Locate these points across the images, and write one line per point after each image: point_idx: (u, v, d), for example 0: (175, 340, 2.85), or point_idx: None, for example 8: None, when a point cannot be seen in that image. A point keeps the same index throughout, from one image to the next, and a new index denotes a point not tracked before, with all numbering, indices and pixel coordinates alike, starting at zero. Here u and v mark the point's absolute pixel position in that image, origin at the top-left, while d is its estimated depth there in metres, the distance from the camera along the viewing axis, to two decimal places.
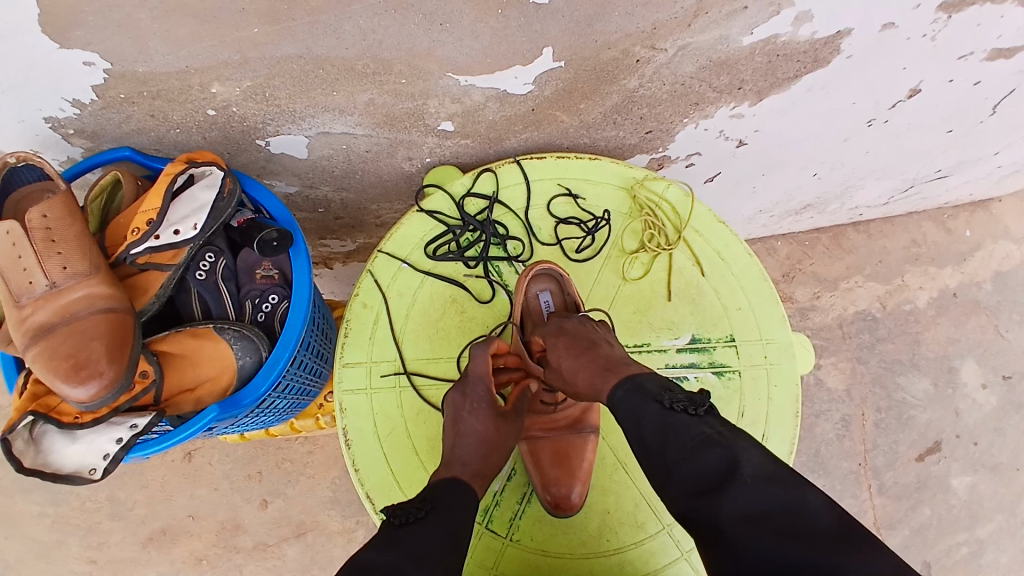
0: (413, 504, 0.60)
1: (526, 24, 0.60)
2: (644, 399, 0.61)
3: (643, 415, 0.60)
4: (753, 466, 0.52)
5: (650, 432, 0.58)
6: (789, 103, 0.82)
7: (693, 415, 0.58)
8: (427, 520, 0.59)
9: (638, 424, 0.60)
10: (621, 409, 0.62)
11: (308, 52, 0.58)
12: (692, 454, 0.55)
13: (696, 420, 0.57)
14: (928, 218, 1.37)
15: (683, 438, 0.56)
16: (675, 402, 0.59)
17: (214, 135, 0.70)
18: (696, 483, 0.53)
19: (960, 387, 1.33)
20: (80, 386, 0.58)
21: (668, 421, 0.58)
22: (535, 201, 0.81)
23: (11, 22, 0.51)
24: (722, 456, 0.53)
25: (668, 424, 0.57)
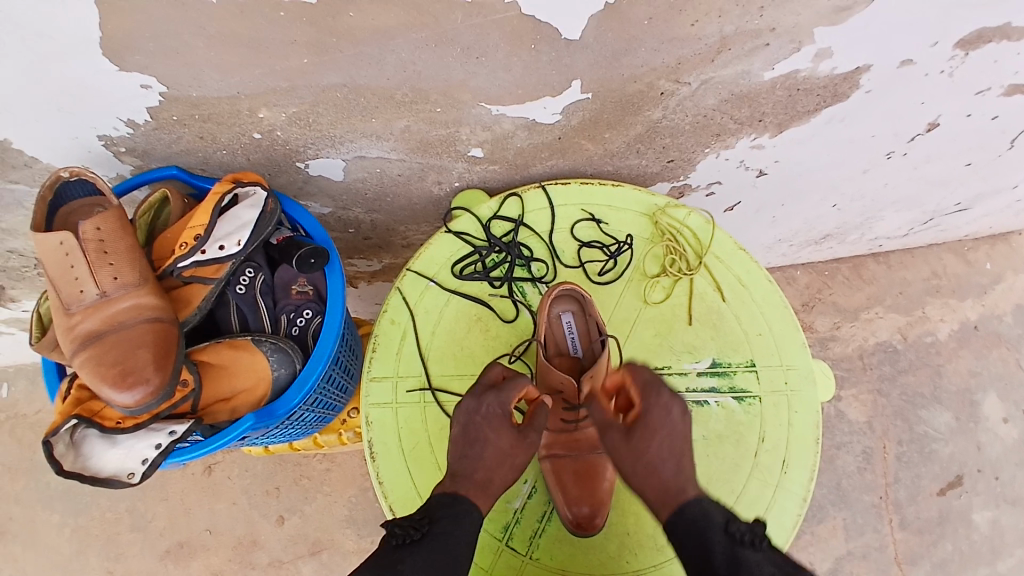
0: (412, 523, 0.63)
1: (556, 59, 0.63)
2: (712, 530, 0.62)
3: (711, 549, 0.61)
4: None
5: (717, 561, 0.59)
6: (809, 134, 0.84)
7: (759, 549, 0.59)
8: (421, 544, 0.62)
9: (705, 559, 0.60)
10: (683, 542, 0.63)
11: (351, 81, 0.62)
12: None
13: (761, 556, 0.59)
14: (948, 250, 1.37)
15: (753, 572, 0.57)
16: (742, 534, 0.60)
17: (258, 157, 0.74)
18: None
19: (982, 421, 1.31)
20: (126, 391, 0.61)
21: (737, 558, 0.59)
22: (559, 225, 0.84)
23: (76, 45, 0.55)
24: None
25: (739, 559, 0.59)
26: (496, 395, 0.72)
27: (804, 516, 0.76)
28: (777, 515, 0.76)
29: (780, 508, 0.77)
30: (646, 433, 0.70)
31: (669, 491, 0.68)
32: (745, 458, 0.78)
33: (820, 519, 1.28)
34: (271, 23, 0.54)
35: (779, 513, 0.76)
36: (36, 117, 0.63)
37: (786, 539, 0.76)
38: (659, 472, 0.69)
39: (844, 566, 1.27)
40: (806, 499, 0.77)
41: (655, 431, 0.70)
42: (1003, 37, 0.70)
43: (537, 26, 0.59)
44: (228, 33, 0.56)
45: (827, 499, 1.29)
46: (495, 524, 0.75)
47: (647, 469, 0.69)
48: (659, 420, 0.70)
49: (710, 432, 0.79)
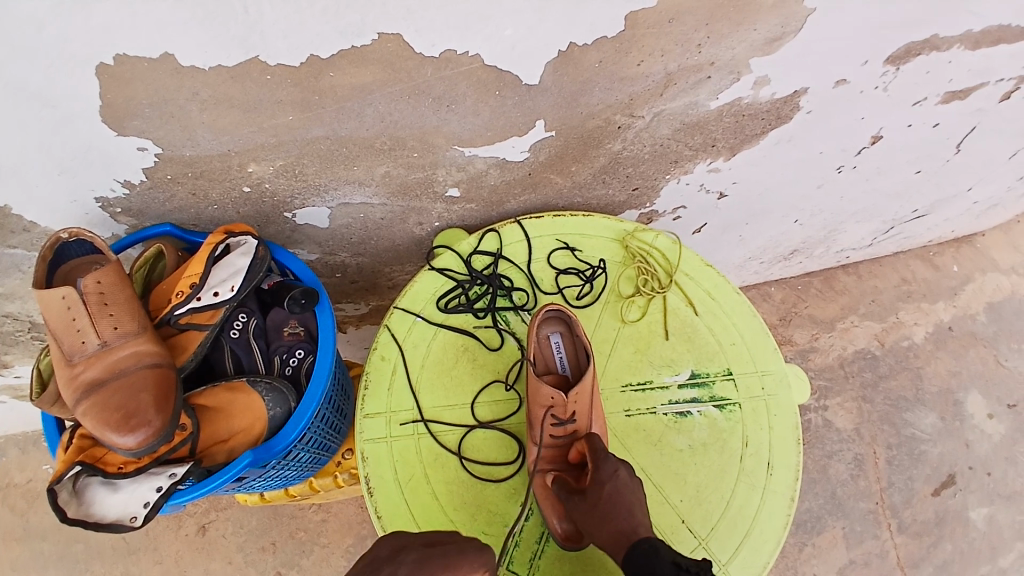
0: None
1: (521, 102, 0.69)
2: (661, 562, 0.66)
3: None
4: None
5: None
6: (762, 154, 0.91)
7: None
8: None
9: None
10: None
11: (334, 133, 0.68)
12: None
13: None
14: (914, 257, 1.44)
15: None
16: (688, 566, 0.65)
17: (247, 210, 0.78)
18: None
19: (966, 419, 1.35)
20: (129, 434, 0.63)
21: None
22: (536, 255, 0.88)
23: (76, 110, 0.60)
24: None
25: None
26: None
27: (792, 516, 0.79)
28: (766, 516, 0.79)
29: (770, 509, 0.79)
30: (598, 487, 0.72)
31: (624, 538, 0.69)
32: (732, 464, 0.81)
33: (819, 529, 1.30)
34: (259, 85, 0.60)
35: (770, 514, 0.79)
36: (38, 182, 0.68)
37: (777, 539, 0.78)
38: (615, 522, 0.70)
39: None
40: (792, 499, 0.80)
41: (606, 483, 0.71)
42: (928, 48, 0.77)
43: (501, 74, 0.65)
44: (219, 96, 0.61)
45: (824, 509, 1.30)
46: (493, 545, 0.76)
47: (603, 518, 0.70)
48: (610, 473, 0.72)
49: (696, 441, 0.82)
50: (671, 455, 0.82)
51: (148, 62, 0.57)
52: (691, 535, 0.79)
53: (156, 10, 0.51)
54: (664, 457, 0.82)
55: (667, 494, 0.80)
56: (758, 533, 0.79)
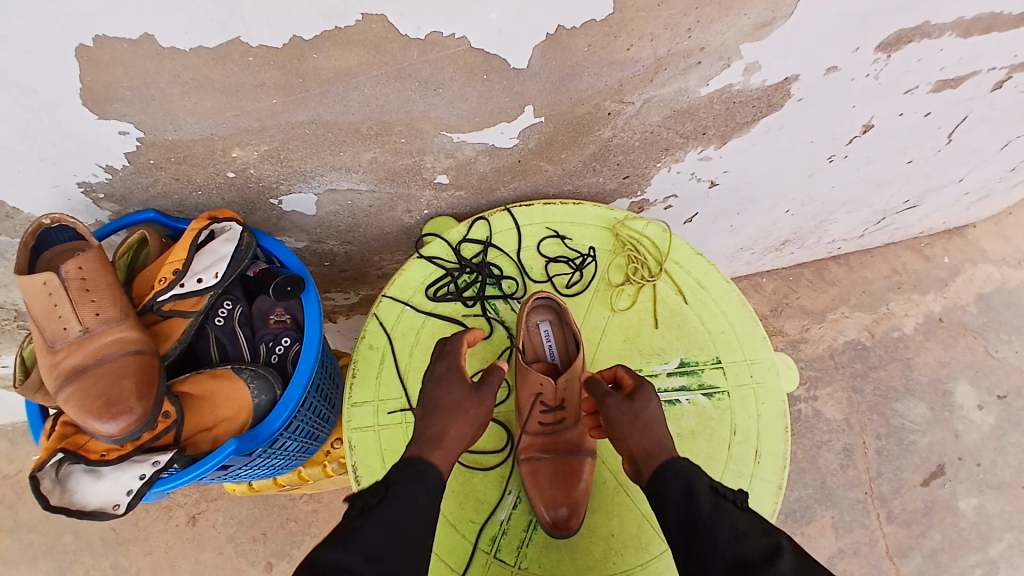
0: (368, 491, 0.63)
1: (508, 87, 0.68)
2: (698, 481, 0.64)
3: (693, 494, 0.63)
4: (797, 558, 0.56)
5: (702, 513, 0.61)
6: (752, 143, 0.91)
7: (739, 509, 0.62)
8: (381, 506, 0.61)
9: (686, 501, 0.63)
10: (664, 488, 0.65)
11: (318, 118, 0.67)
12: (741, 537, 0.58)
13: (744, 513, 0.61)
14: (905, 247, 1.44)
15: (733, 523, 0.59)
16: (726, 493, 0.63)
17: (233, 197, 0.77)
18: (739, 559, 0.56)
19: (956, 409, 1.36)
20: (111, 421, 0.62)
21: (719, 507, 0.61)
22: (525, 243, 0.88)
23: (55, 93, 0.59)
24: (768, 544, 0.57)
25: (721, 508, 0.61)
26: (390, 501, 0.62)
27: (780, 504, 0.79)
28: (755, 504, 0.78)
29: (758, 496, 0.79)
30: (644, 399, 0.72)
31: (662, 449, 0.69)
32: (720, 451, 0.81)
33: (808, 518, 1.31)
34: (241, 67, 0.59)
35: (758, 502, 0.79)
36: (19, 167, 0.66)
37: None
38: (656, 432, 0.70)
39: (837, 564, 1.29)
40: (780, 486, 0.79)
41: (651, 398, 0.72)
42: (919, 36, 0.77)
43: (487, 58, 0.64)
44: (201, 79, 0.60)
45: (813, 498, 1.31)
46: (479, 535, 0.75)
47: (647, 428, 0.70)
48: (652, 392, 0.73)
49: (684, 429, 0.82)
50: None
51: (128, 44, 0.55)
52: None
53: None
54: None
55: None
56: None
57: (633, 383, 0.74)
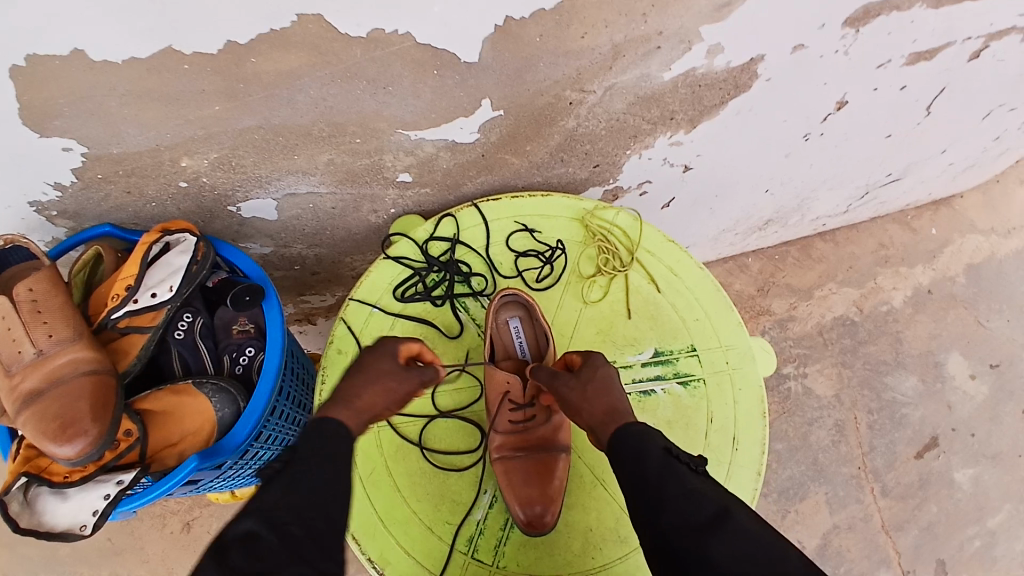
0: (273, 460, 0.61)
1: (462, 81, 0.66)
2: (651, 443, 0.63)
3: (645, 452, 0.62)
4: (741, 518, 0.55)
5: (652, 473, 0.60)
6: (723, 126, 0.89)
7: (692, 469, 0.61)
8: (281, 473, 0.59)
9: (638, 459, 0.62)
10: (619, 448, 0.65)
11: (267, 122, 0.65)
12: (689, 496, 0.57)
13: (695, 474, 0.61)
14: (892, 221, 1.43)
15: (682, 482, 0.59)
16: (680, 455, 0.62)
17: (188, 206, 0.76)
18: (686, 521, 0.56)
19: (948, 381, 1.36)
20: (67, 444, 0.61)
21: (670, 465, 0.61)
22: (494, 239, 0.86)
23: None
24: (714, 506, 0.56)
25: (672, 468, 0.60)
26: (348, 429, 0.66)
27: (759, 490, 0.78)
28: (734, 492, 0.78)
29: (737, 483, 0.79)
30: (593, 369, 0.73)
31: (617, 412, 0.69)
32: (697, 440, 0.81)
33: (801, 495, 1.30)
34: (178, 75, 0.57)
35: (737, 489, 0.78)
36: None
37: None
38: (608, 397, 0.70)
39: (832, 540, 1.29)
40: (759, 472, 0.79)
41: (601, 367, 0.73)
42: (888, 10, 0.74)
43: (437, 53, 0.62)
44: (139, 90, 0.58)
45: (806, 476, 1.31)
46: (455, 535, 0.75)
47: (599, 393, 0.70)
48: (603, 361, 0.74)
49: (660, 419, 0.82)
50: None
51: (58, 61, 0.53)
52: None
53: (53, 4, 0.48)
54: None
55: None
56: None
57: (581, 359, 0.75)
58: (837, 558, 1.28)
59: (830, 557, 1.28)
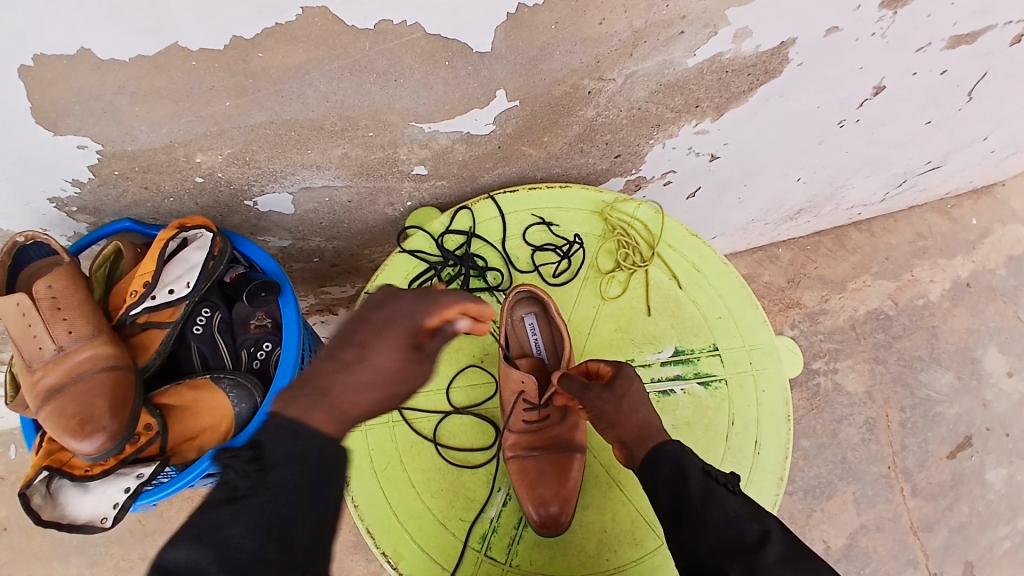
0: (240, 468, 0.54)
1: (474, 72, 0.64)
2: (691, 463, 0.63)
3: (685, 474, 0.62)
4: (783, 544, 0.56)
5: (693, 496, 0.60)
6: (751, 113, 0.84)
7: (730, 489, 0.61)
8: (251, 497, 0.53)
9: (678, 481, 0.62)
10: (657, 468, 0.64)
11: (278, 117, 0.64)
12: (731, 523, 0.58)
13: (734, 495, 0.61)
14: (931, 210, 1.36)
15: (724, 506, 0.59)
16: (718, 475, 0.62)
17: (206, 201, 0.76)
18: (732, 545, 0.57)
19: (985, 377, 1.29)
20: (86, 440, 0.64)
21: (710, 487, 0.61)
22: (511, 232, 0.85)
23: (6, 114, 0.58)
24: (758, 531, 0.57)
25: (712, 490, 0.60)
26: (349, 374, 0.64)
27: (781, 495, 0.76)
28: (755, 496, 0.76)
29: (758, 487, 0.76)
30: (626, 381, 0.70)
31: (650, 429, 0.67)
32: (718, 442, 0.78)
33: (828, 494, 1.24)
34: (185, 72, 0.57)
35: (758, 494, 0.76)
36: None
37: None
38: (641, 413, 0.68)
39: (859, 541, 1.23)
40: (782, 477, 0.77)
41: (633, 379, 0.70)
42: None
43: (446, 43, 0.60)
44: (148, 88, 0.58)
45: (834, 474, 1.25)
46: (468, 531, 0.75)
47: (633, 408, 0.68)
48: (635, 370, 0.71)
49: (679, 420, 0.79)
50: None
51: (67, 61, 0.54)
52: None
53: (62, 5, 0.48)
54: None
55: None
56: None
57: (612, 369, 0.71)
58: (863, 560, 1.22)
59: (855, 557, 1.22)
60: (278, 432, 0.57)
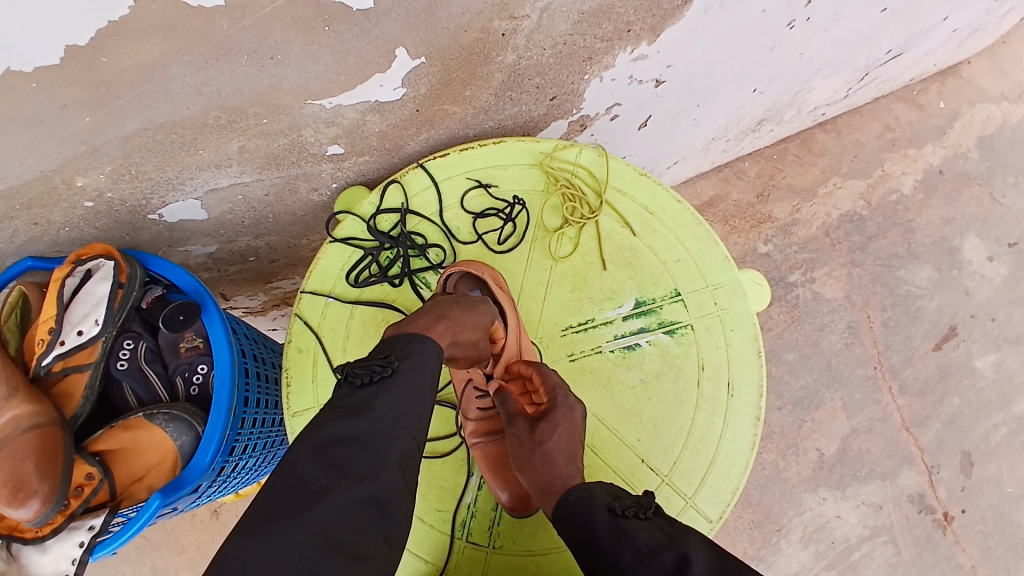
0: (377, 360, 0.58)
1: (364, 32, 0.56)
2: (594, 507, 0.61)
3: (594, 523, 0.60)
4: (704, 565, 0.52)
5: (602, 539, 0.58)
6: (690, 30, 0.76)
7: (643, 518, 0.58)
8: (396, 380, 0.57)
9: (588, 528, 0.60)
10: (569, 520, 0.62)
11: (151, 122, 0.57)
12: (646, 559, 0.54)
13: (646, 525, 0.58)
14: (897, 99, 1.29)
15: (636, 543, 0.55)
16: (625, 508, 0.59)
17: (105, 224, 0.69)
18: None
19: (965, 266, 1.26)
20: (21, 507, 0.60)
21: (619, 525, 0.58)
22: (447, 202, 0.79)
23: None
24: (673, 558, 0.53)
25: (621, 528, 0.57)
26: (448, 326, 0.65)
27: (759, 434, 0.74)
28: (731, 440, 0.75)
29: (735, 429, 0.75)
30: (550, 426, 0.69)
31: (552, 488, 0.67)
32: (690, 390, 0.76)
33: (816, 404, 1.24)
34: (29, 96, 0.50)
35: (734, 437, 0.75)
36: None
37: (745, 462, 0.74)
38: (550, 470, 0.67)
39: (852, 444, 1.23)
40: (758, 417, 0.75)
41: (559, 424, 0.69)
42: None
43: (319, 6, 0.52)
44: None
45: (820, 383, 1.24)
46: (447, 521, 0.73)
47: (541, 464, 0.68)
48: (565, 413, 0.70)
49: (648, 373, 0.76)
50: (621, 392, 0.76)
51: None
52: (654, 473, 0.75)
53: None
54: (615, 396, 0.76)
55: (624, 436, 0.76)
56: (723, 459, 0.74)
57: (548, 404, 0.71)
58: (858, 462, 1.22)
59: (850, 461, 1.22)
60: (407, 341, 0.61)
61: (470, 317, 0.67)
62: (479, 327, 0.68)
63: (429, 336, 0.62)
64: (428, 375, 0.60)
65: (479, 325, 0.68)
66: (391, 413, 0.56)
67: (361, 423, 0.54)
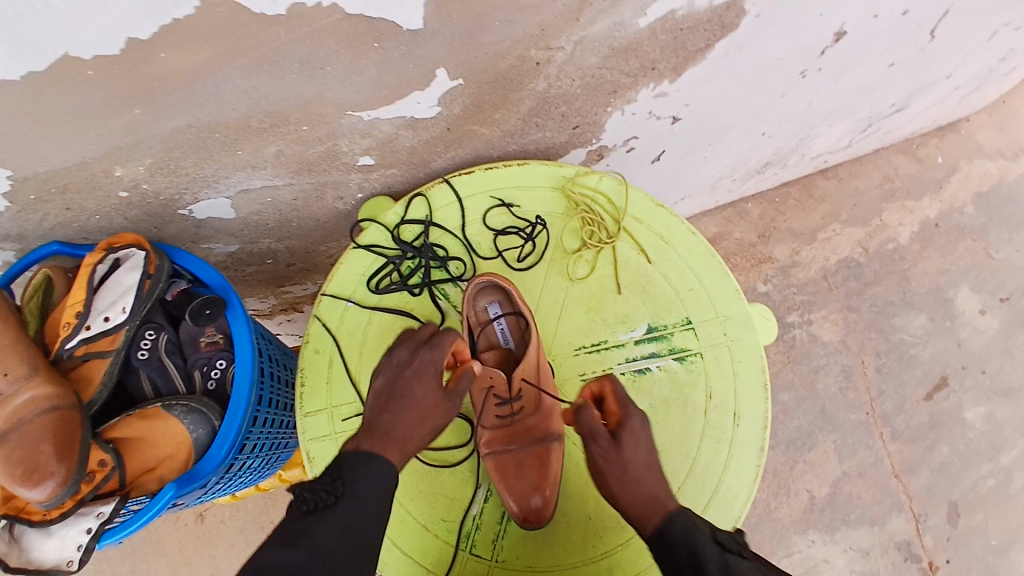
0: (323, 487, 0.62)
1: (408, 51, 0.59)
2: (700, 535, 0.63)
3: (699, 551, 0.61)
4: None
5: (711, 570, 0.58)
6: (710, 71, 0.80)
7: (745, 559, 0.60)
8: (337, 507, 0.60)
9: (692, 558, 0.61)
10: (673, 548, 0.63)
11: (196, 120, 0.59)
12: None
13: (750, 564, 0.59)
14: (897, 151, 1.34)
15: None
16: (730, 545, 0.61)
17: (135, 215, 0.71)
18: None
19: (957, 317, 1.30)
20: (35, 488, 0.60)
21: (727, 560, 0.59)
22: (469, 218, 0.81)
23: None
24: None
25: (730, 564, 0.58)
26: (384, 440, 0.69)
27: (763, 465, 0.76)
28: (733, 471, 0.76)
29: (738, 460, 0.76)
30: (632, 437, 0.72)
31: (656, 505, 0.68)
32: (697, 417, 0.77)
33: (809, 445, 1.25)
34: (83, 84, 0.52)
35: (738, 468, 0.76)
36: None
37: (748, 493, 0.75)
38: (647, 486, 0.69)
39: (842, 488, 1.24)
40: (762, 447, 0.76)
41: (639, 435, 0.72)
42: None
43: (371, 23, 0.55)
44: (49, 106, 0.54)
45: (813, 425, 1.26)
46: (452, 532, 0.74)
47: (629, 481, 0.69)
48: (638, 426, 0.73)
49: (656, 399, 0.78)
50: None
51: None
52: None
53: None
54: None
55: None
56: (727, 488, 0.75)
57: (620, 415, 0.74)
58: (847, 506, 1.23)
59: (840, 504, 1.23)
60: (355, 463, 0.65)
61: (413, 416, 0.72)
62: (427, 422, 0.73)
63: (377, 455, 0.67)
64: (373, 499, 0.63)
65: (423, 419, 0.73)
66: (330, 541, 0.57)
67: (299, 549, 0.55)
